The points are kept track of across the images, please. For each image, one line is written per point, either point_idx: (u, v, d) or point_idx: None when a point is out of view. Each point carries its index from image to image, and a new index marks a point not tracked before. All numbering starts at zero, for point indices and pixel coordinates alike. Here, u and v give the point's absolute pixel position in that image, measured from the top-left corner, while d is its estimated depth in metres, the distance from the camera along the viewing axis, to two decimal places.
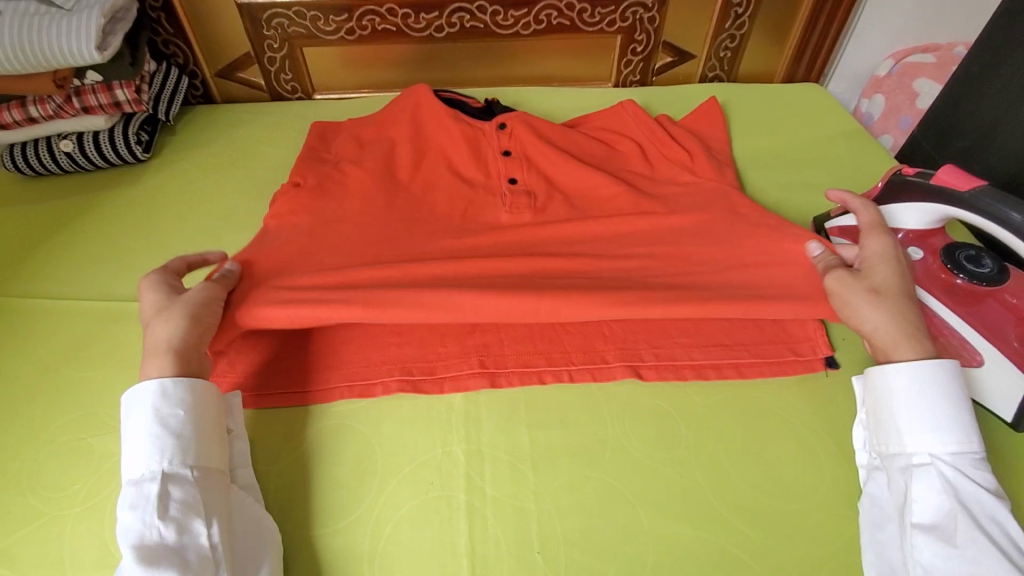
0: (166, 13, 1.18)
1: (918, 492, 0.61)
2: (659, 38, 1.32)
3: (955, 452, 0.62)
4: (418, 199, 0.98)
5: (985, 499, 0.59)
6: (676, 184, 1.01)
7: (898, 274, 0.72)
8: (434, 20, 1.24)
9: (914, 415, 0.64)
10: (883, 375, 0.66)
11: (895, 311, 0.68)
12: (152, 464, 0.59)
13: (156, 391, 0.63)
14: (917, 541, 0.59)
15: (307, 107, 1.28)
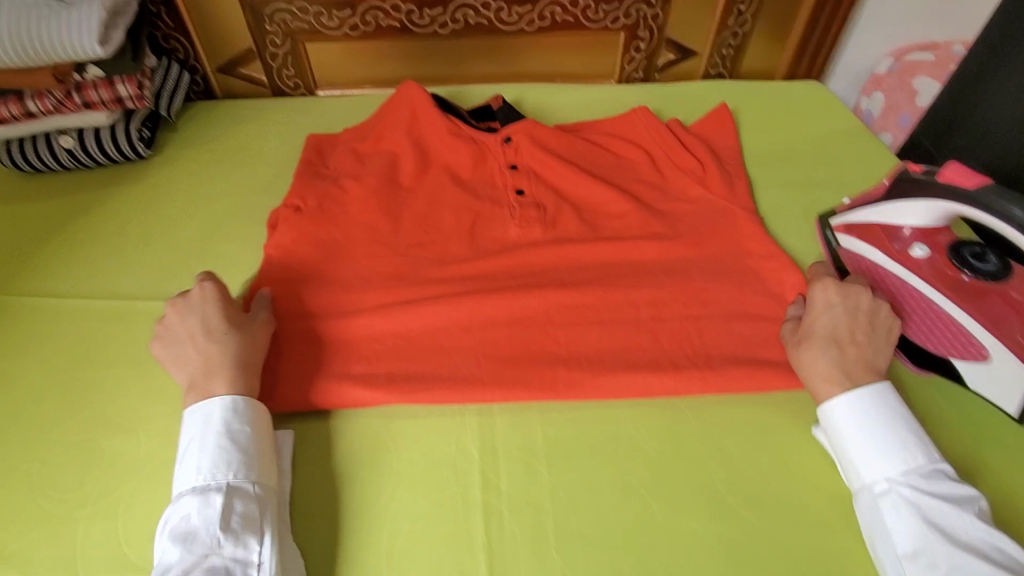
0: (167, 8, 1.17)
1: (892, 523, 0.61)
2: (662, 36, 1.32)
3: (908, 470, 0.63)
4: (427, 210, 1.01)
5: (951, 511, 0.59)
6: (685, 201, 1.05)
7: (828, 319, 0.73)
8: (439, 16, 1.24)
9: (863, 447, 0.65)
10: (826, 413, 0.69)
11: (820, 354, 0.71)
12: (207, 477, 0.61)
13: (224, 409, 0.66)
14: (911, 574, 0.58)
15: (310, 104, 1.28)
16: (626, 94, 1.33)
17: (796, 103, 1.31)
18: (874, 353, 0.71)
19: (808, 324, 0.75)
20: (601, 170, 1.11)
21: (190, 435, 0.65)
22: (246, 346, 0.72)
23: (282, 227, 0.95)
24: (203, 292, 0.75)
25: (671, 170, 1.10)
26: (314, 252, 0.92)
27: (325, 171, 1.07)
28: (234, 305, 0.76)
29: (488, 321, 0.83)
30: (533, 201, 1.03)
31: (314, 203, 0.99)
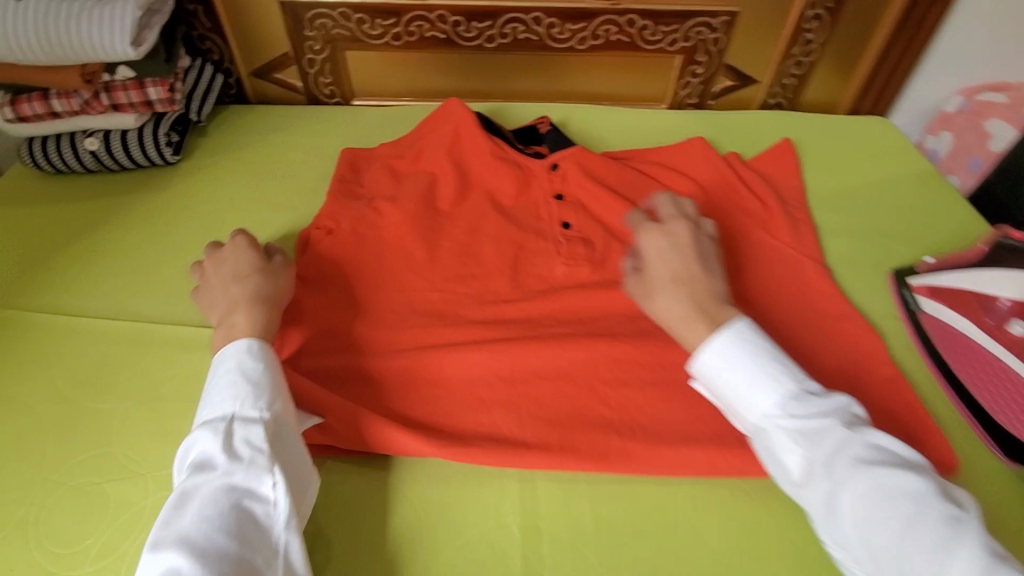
0: (204, 7, 1.12)
1: (782, 456, 0.59)
2: (721, 61, 1.24)
3: (781, 400, 0.60)
4: (466, 240, 0.94)
5: (836, 433, 0.57)
6: (745, 241, 0.97)
7: (664, 262, 0.72)
8: (486, 30, 1.16)
9: (743, 386, 0.62)
10: (695, 364, 0.65)
11: (681, 297, 0.69)
12: (214, 408, 0.60)
13: (238, 345, 0.65)
14: (814, 503, 0.57)
15: (346, 114, 1.21)
16: (680, 120, 1.25)
17: (862, 139, 1.22)
18: (721, 285, 0.71)
19: (649, 280, 0.73)
20: (655, 206, 1.02)
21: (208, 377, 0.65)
22: (269, 285, 0.75)
23: (313, 253, 0.90)
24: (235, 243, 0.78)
25: (730, 209, 1.02)
26: (349, 279, 0.87)
27: (359, 191, 1.01)
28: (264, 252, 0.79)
29: (533, 375, 0.76)
30: (580, 236, 0.95)
31: (348, 227, 0.93)
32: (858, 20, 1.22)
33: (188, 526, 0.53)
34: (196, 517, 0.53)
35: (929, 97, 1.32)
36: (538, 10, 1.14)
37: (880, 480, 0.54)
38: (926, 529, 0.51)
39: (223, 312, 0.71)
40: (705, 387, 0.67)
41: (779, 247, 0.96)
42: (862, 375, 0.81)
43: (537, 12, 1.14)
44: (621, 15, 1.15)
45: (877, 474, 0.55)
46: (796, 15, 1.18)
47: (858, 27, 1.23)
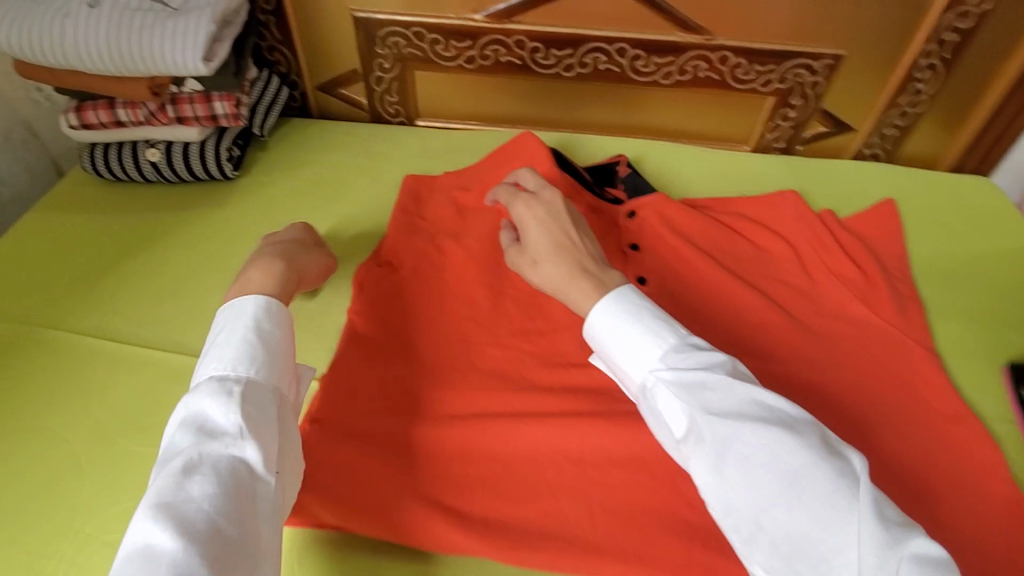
0: (276, 19, 1.08)
1: (664, 411, 0.56)
2: (817, 105, 1.14)
3: (663, 354, 0.57)
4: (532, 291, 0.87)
5: (722, 390, 0.54)
6: (840, 320, 0.88)
7: (540, 227, 0.71)
8: (565, 58, 1.09)
9: (622, 342, 0.59)
10: (589, 330, 0.62)
11: (551, 260, 0.68)
12: (225, 370, 0.56)
13: (251, 307, 0.61)
14: (692, 459, 0.54)
15: (410, 135, 1.16)
16: (766, 166, 1.15)
17: (972, 203, 1.10)
18: (593, 245, 0.69)
19: (524, 250, 0.72)
20: (738, 263, 0.94)
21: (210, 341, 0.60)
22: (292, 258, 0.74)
23: (371, 292, 0.84)
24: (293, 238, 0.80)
25: (823, 275, 0.93)
26: (407, 326, 0.81)
27: (421, 225, 0.93)
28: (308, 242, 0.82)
29: (606, 462, 0.68)
30: (656, 294, 0.89)
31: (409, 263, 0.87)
32: (978, 71, 1.09)
33: (196, 499, 0.47)
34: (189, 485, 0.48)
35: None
36: (623, 41, 1.06)
37: (761, 431, 0.51)
38: (809, 482, 0.49)
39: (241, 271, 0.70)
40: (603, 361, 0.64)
41: (878, 325, 0.86)
42: (977, 495, 0.71)
43: (623, 42, 1.06)
44: (713, 51, 1.06)
45: (758, 425, 0.52)
46: (907, 63, 1.07)
47: (977, 79, 1.11)
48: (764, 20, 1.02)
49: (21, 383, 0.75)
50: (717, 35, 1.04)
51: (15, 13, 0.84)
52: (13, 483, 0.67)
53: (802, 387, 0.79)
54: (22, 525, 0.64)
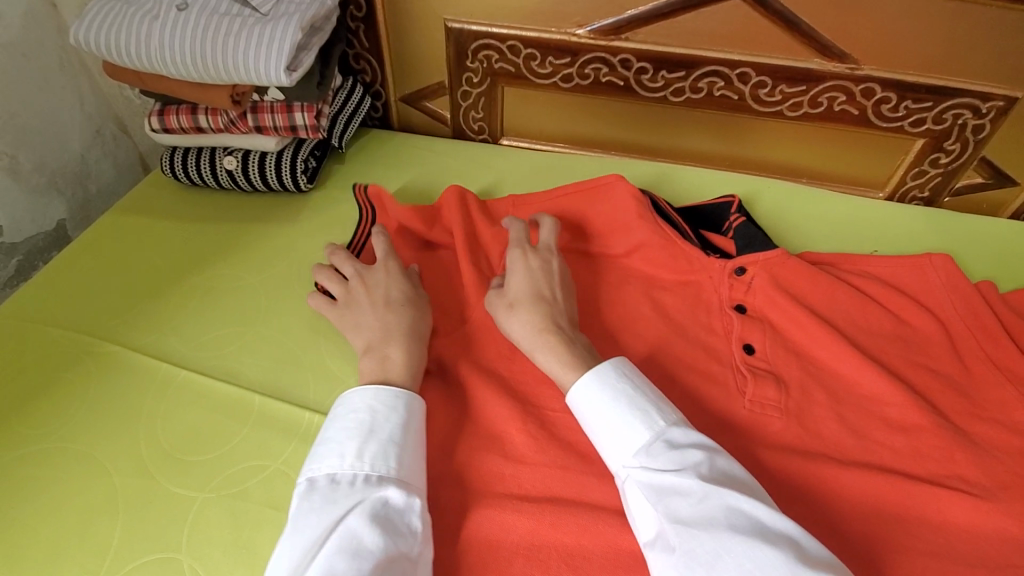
0: (366, 26, 1.02)
1: (635, 509, 0.55)
2: (976, 152, 0.95)
3: (637, 452, 0.57)
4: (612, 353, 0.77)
5: (690, 494, 0.52)
6: (1009, 427, 0.70)
7: (525, 279, 0.73)
8: (675, 81, 0.96)
9: (598, 433, 0.60)
10: (573, 415, 0.63)
11: (513, 326, 0.70)
12: (396, 468, 0.56)
13: (404, 399, 0.61)
14: (654, 566, 0.52)
15: (493, 157, 1.07)
16: (905, 219, 0.97)
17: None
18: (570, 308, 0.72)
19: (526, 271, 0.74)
20: (874, 342, 0.77)
21: (355, 430, 0.58)
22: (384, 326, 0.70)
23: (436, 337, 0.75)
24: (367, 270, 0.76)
25: (984, 366, 0.75)
26: (471, 380, 0.70)
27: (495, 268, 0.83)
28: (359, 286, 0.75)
29: None
30: (767, 369, 0.73)
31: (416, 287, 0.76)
32: None
33: None
34: None
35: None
36: (747, 66, 0.92)
37: (723, 546, 0.48)
38: None
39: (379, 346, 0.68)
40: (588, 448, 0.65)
41: None
42: None
43: (745, 68, 0.92)
44: (857, 82, 0.90)
45: (727, 541, 0.49)
46: None
47: None
48: (924, 49, 0.86)
49: (72, 399, 0.72)
50: (863, 65, 0.89)
51: (109, 13, 0.82)
52: (45, 512, 0.63)
53: (959, 516, 0.63)
54: (48, 566, 0.59)
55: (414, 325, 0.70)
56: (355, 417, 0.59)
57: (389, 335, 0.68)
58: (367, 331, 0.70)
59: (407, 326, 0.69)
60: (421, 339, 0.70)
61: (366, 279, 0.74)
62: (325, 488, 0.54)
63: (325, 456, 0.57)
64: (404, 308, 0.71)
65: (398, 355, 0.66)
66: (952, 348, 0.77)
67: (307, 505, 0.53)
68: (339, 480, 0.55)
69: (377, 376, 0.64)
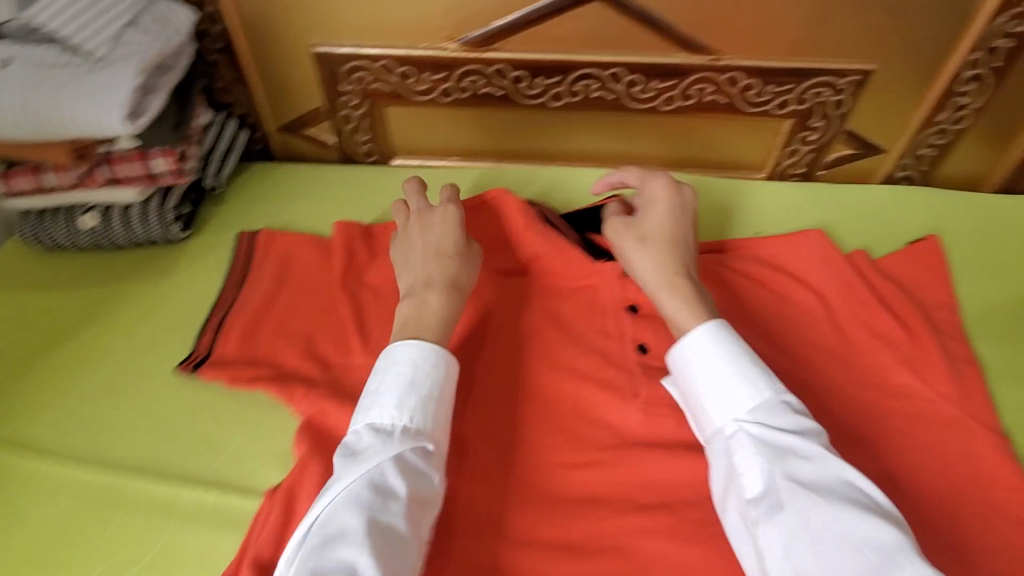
0: (227, 58, 0.97)
1: (744, 465, 0.58)
2: (840, 127, 1.00)
3: (752, 407, 0.60)
4: (508, 372, 0.75)
5: (811, 463, 0.56)
6: (886, 390, 0.73)
7: (665, 215, 0.76)
8: (552, 87, 0.96)
9: (712, 387, 0.63)
10: (680, 363, 0.66)
11: (666, 281, 0.71)
12: (425, 423, 0.61)
13: (444, 358, 0.65)
14: (759, 520, 0.55)
15: (383, 179, 1.04)
16: (786, 195, 1.00)
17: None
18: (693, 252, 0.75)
19: (659, 206, 0.77)
20: (759, 325, 0.80)
21: (400, 381, 0.62)
22: (432, 271, 0.73)
23: (325, 384, 0.72)
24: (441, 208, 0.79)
25: (861, 332, 0.78)
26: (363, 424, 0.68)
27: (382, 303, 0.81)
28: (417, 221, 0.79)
29: None
30: (661, 367, 0.73)
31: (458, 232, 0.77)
32: None
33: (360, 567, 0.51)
34: (357, 552, 0.52)
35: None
36: (617, 65, 0.93)
37: (840, 510, 0.53)
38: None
39: (419, 285, 0.73)
40: (680, 393, 0.67)
41: (933, 400, 0.72)
42: None
43: (616, 68, 0.94)
44: (721, 73, 0.93)
45: (842, 509, 0.53)
46: (950, 74, 0.93)
47: None
48: (777, 35, 0.89)
49: None
50: (724, 55, 0.91)
51: None
52: None
53: None
54: None
55: (457, 279, 0.73)
56: (399, 369, 0.64)
57: (429, 281, 0.72)
58: (413, 274, 0.75)
59: (449, 277, 0.73)
60: (462, 293, 0.73)
61: (424, 219, 0.79)
62: (365, 435, 0.60)
63: (371, 404, 0.62)
64: (450, 262, 0.74)
65: (434, 303, 0.70)
66: (831, 320, 0.80)
67: (351, 449, 0.59)
68: (382, 430, 0.60)
69: (412, 321, 0.69)
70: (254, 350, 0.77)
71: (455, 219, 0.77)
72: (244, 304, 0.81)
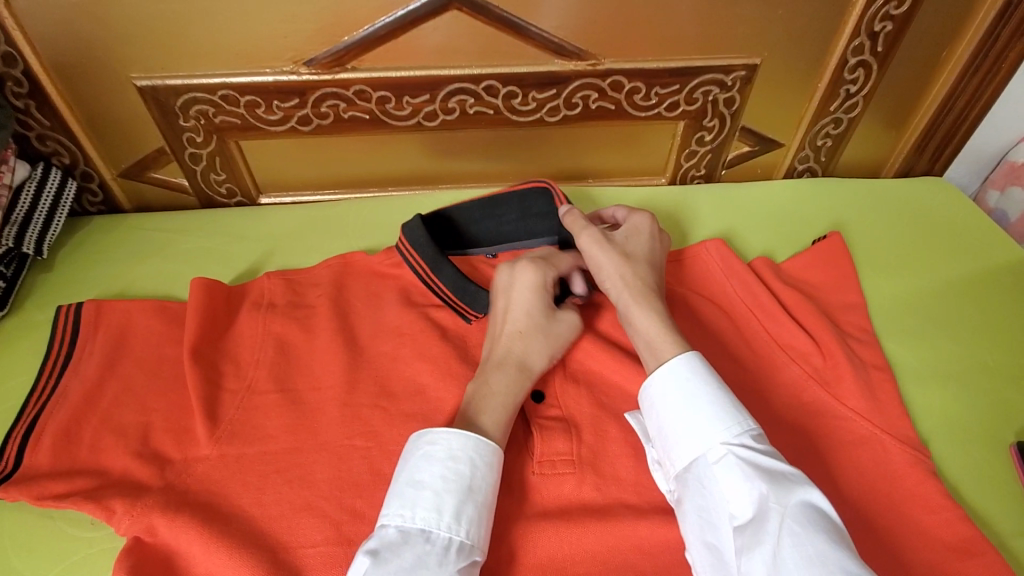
0: (36, 101, 0.83)
1: (728, 494, 0.53)
2: (735, 125, 0.95)
3: (737, 433, 0.55)
4: (384, 444, 0.64)
5: (805, 495, 0.50)
6: (801, 411, 0.67)
7: (648, 244, 0.71)
8: (423, 105, 0.87)
9: (689, 413, 0.57)
10: (652, 383, 0.60)
11: (652, 302, 0.65)
12: (482, 537, 0.53)
13: (502, 457, 0.57)
14: (748, 552, 0.49)
15: (247, 223, 0.92)
16: (688, 200, 0.94)
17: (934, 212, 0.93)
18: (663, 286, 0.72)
19: (642, 231, 0.72)
20: None
21: (455, 484, 0.54)
22: (515, 353, 0.64)
23: (158, 489, 0.60)
24: (535, 270, 0.68)
25: (769, 348, 0.72)
26: (201, 539, 0.57)
27: (233, 375, 0.69)
28: (508, 287, 0.68)
29: None
30: (558, 417, 0.64)
31: (545, 315, 0.66)
32: (919, 60, 0.91)
33: None
34: None
35: (991, 145, 0.99)
36: (490, 78, 0.85)
37: (821, 535, 0.47)
38: None
39: (494, 362, 0.63)
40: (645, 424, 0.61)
41: (848, 417, 0.66)
42: None
43: (490, 80, 0.85)
44: (603, 77, 0.86)
45: (844, 543, 0.47)
46: (835, 61, 0.89)
47: (917, 71, 0.93)
48: (654, 34, 0.83)
49: None
50: (602, 59, 0.85)
51: None
52: None
53: None
54: None
55: (535, 358, 0.64)
56: (454, 468, 0.54)
57: (508, 359, 0.63)
58: (492, 342, 0.66)
59: (526, 355, 0.64)
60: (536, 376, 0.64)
61: (512, 281, 0.68)
62: (419, 546, 0.50)
63: (421, 504, 0.53)
64: (531, 341, 0.65)
65: (506, 383, 0.61)
66: (738, 337, 0.73)
67: (399, 561, 0.49)
68: (436, 543, 0.51)
69: (479, 395, 0.61)
70: (72, 456, 0.64)
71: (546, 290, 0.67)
72: (62, 397, 0.67)
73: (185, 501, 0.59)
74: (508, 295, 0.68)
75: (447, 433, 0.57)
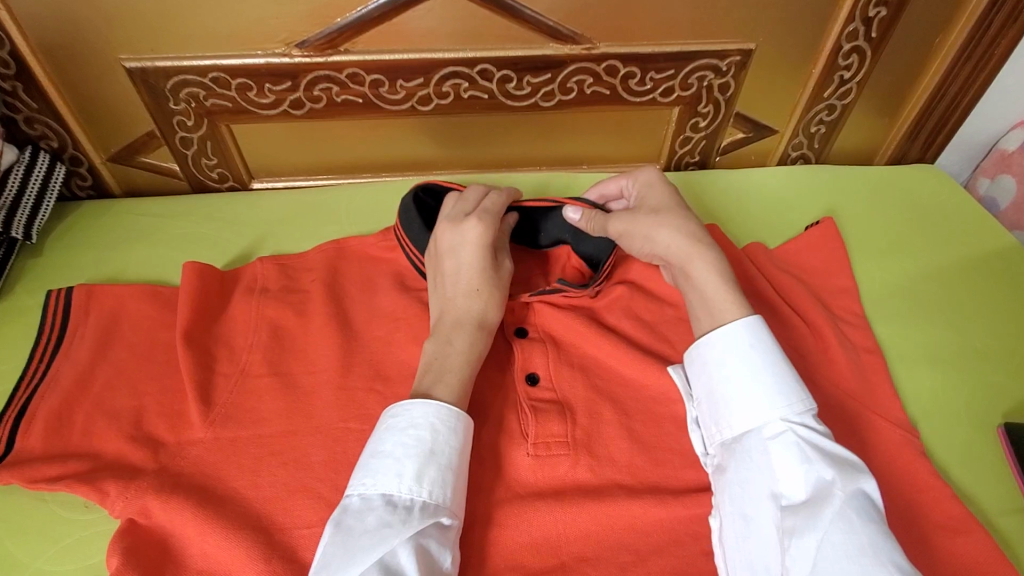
0: (24, 84, 0.81)
1: (781, 469, 0.54)
2: (730, 110, 0.95)
3: (799, 413, 0.56)
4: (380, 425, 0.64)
5: (862, 483, 0.52)
6: None
7: (665, 192, 0.70)
8: (417, 89, 0.86)
9: (750, 385, 0.58)
10: (712, 349, 0.60)
11: (703, 250, 0.65)
12: (449, 499, 0.53)
13: (466, 420, 0.57)
14: (797, 530, 0.50)
15: (239, 207, 0.91)
16: (682, 186, 0.95)
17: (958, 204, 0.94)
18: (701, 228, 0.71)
19: (654, 183, 0.72)
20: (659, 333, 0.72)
21: (415, 449, 0.54)
22: (465, 314, 0.64)
23: (151, 472, 0.60)
24: (473, 223, 0.67)
25: None
26: (195, 520, 0.57)
27: (226, 359, 0.69)
28: (447, 244, 0.68)
29: None
30: (552, 399, 0.64)
31: (489, 269, 0.66)
32: (913, 46, 0.92)
33: None
34: None
35: (981, 133, 1.00)
36: (485, 62, 0.84)
37: (875, 526, 0.49)
38: None
39: (447, 326, 0.63)
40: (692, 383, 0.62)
41: (839, 399, 0.67)
42: None
43: (484, 64, 0.85)
44: (597, 62, 0.86)
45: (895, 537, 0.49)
46: (830, 47, 0.89)
47: (911, 58, 0.93)
48: (649, 18, 0.83)
49: None
50: (597, 43, 0.84)
51: None
52: None
53: None
54: None
55: (486, 316, 0.64)
56: (415, 435, 0.54)
57: (459, 321, 0.63)
58: (442, 303, 0.66)
59: (479, 315, 0.64)
60: (489, 331, 0.64)
61: (450, 239, 0.68)
62: (378, 510, 0.51)
63: (382, 470, 0.53)
64: (478, 299, 0.65)
65: (459, 344, 0.62)
66: None
67: (359, 525, 0.50)
68: (398, 507, 0.51)
69: (433, 360, 0.61)
70: (64, 440, 0.63)
71: (487, 245, 0.67)
72: (53, 381, 0.67)
73: (178, 483, 0.59)
74: (446, 253, 0.68)
75: (418, 403, 0.57)
